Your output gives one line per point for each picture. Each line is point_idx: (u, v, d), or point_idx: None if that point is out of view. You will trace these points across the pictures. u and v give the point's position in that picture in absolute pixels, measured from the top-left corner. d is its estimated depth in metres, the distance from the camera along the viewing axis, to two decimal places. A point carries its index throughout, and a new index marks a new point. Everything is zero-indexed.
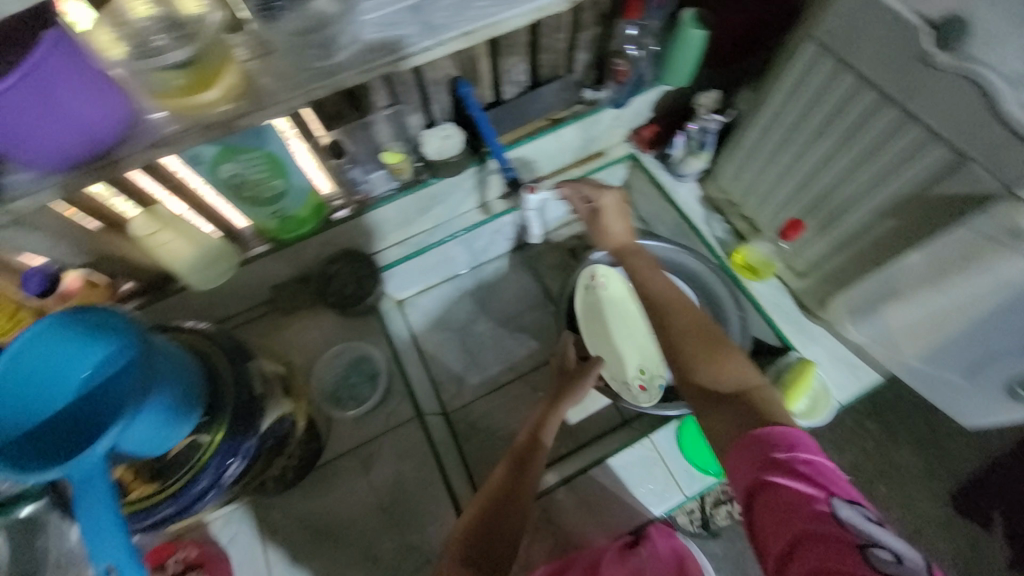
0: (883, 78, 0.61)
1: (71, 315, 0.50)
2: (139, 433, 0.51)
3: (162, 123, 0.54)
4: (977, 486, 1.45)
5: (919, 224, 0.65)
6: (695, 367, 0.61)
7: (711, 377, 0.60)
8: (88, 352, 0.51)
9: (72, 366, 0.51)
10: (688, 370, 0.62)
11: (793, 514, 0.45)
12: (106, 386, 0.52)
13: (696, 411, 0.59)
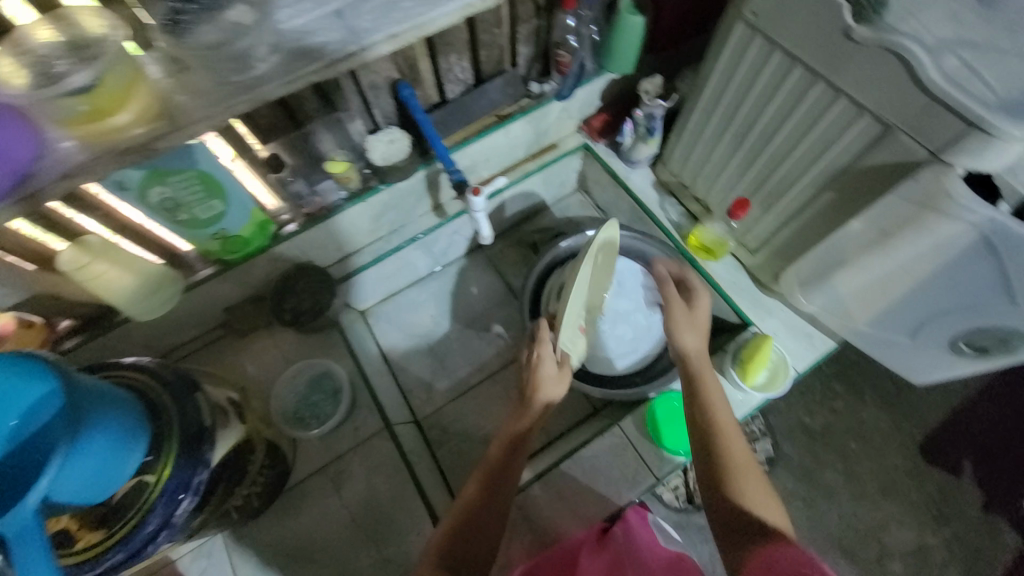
0: (810, 55, 0.62)
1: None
2: (74, 481, 0.48)
3: (72, 152, 0.51)
4: (943, 435, 1.52)
5: (856, 195, 0.67)
6: (738, 494, 0.63)
7: (748, 507, 0.62)
8: (15, 398, 0.47)
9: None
10: (728, 491, 0.64)
11: None
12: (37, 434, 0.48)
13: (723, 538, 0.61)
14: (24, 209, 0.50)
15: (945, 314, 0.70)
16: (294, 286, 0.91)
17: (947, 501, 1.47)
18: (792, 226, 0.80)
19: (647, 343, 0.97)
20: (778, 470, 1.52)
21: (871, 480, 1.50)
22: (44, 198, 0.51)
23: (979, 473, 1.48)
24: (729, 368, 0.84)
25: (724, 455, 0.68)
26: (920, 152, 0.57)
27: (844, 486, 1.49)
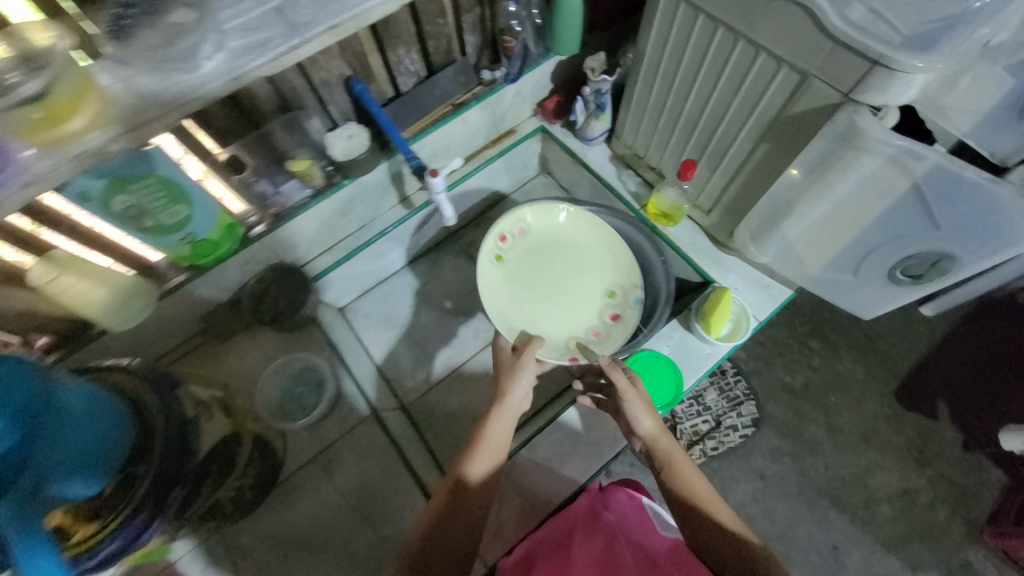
0: (728, 15, 0.67)
1: None
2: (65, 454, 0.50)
3: (30, 160, 0.52)
4: (917, 380, 1.59)
5: (787, 143, 0.72)
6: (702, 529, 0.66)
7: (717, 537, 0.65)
8: None
9: None
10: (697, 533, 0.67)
11: None
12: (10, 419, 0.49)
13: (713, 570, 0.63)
14: None
15: (881, 247, 0.75)
16: (272, 287, 0.95)
17: (925, 441, 1.54)
18: (737, 182, 0.84)
19: None
20: (764, 430, 1.58)
21: (852, 429, 1.56)
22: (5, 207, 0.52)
23: (954, 411, 1.55)
24: (695, 323, 0.89)
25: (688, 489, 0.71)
26: (834, 94, 0.62)
27: (827, 438, 1.56)
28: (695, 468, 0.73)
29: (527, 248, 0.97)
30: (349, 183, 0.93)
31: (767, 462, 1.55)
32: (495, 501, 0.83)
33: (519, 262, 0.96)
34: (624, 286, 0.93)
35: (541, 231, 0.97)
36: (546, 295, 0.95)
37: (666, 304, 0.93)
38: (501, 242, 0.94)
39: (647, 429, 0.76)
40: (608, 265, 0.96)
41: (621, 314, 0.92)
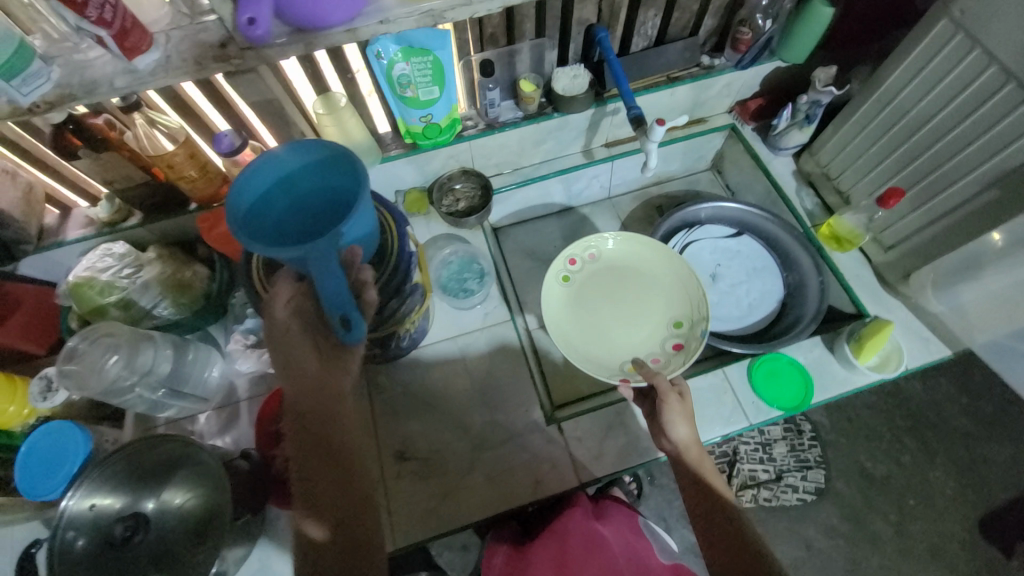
0: (1011, 52, 0.67)
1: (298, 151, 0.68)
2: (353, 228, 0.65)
3: (386, 4, 0.64)
4: (1019, 520, 1.44)
5: (1020, 195, 0.71)
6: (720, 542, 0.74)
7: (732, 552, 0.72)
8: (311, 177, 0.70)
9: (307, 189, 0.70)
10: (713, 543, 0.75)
11: None
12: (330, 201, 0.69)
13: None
14: (346, 38, 0.64)
15: None
16: (456, 185, 1.07)
17: None
18: (939, 224, 0.84)
19: (761, 310, 1.05)
20: (825, 503, 1.51)
21: (926, 540, 1.45)
22: (361, 35, 0.64)
23: None
24: (842, 344, 0.89)
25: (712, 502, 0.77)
26: None
27: (892, 537, 1.46)
28: (721, 481, 0.77)
29: (594, 268, 1.01)
30: (557, 117, 1.01)
31: (819, 535, 1.48)
32: (600, 433, 0.88)
33: (584, 284, 1.01)
34: (691, 317, 0.94)
35: (610, 257, 1.02)
36: (605, 318, 0.99)
37: (812, 321, 0.95)
38: (569, 264, 1.01)
39: (681, 439, 0.77)
40: (676, 297, 0.97)
41: (685, 344, 0.92)
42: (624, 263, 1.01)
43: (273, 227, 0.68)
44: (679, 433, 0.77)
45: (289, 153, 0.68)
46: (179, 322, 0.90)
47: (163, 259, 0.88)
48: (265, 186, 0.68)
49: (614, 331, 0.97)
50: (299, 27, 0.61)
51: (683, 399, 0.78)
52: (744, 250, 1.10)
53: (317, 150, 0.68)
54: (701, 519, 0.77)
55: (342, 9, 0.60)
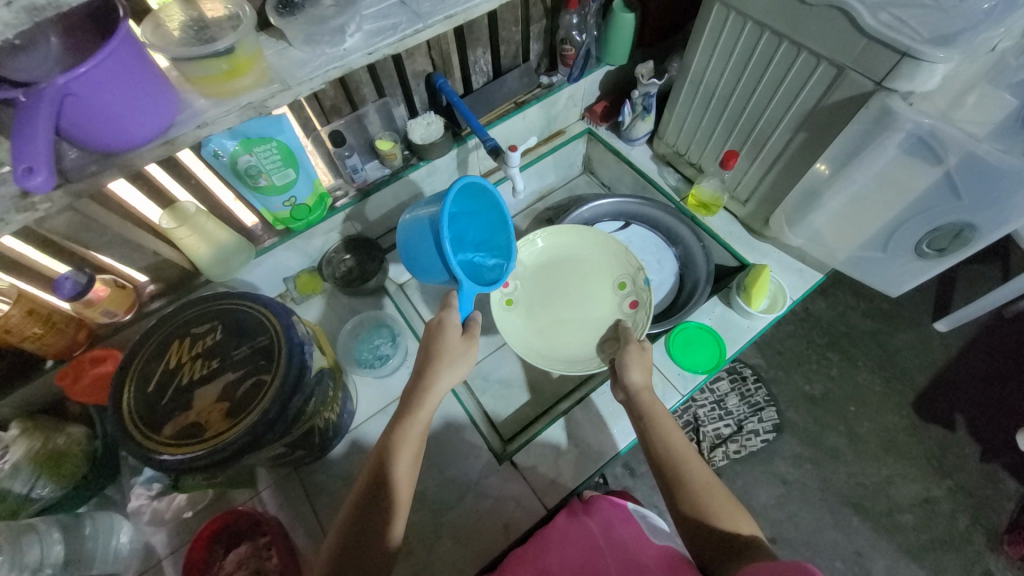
0: (772, 20, 0.78)
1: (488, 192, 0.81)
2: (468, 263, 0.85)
3: (202, 107, 0.63)
4: (934, 393, 1.63)
5: (821, 132, 0.83)
6: (684, 482, 0.70)
7: (694, 493, 0.69)
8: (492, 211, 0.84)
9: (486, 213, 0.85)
10: (677, 486, 0.70)
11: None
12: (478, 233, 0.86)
13: (685, 529, 0.68)
14: (168, 151, 0.62)
15: (909, 221, 0.84)
16: (344, 257, 1.05)
17: (946, 453, 1.56)
18: (774, 171, 0.95)
19: (660, 294, 1.12)
20: (786, 437, 1.61)
21: (874, 438, 1.59)
22: (182, 144, 0.62)
23: (970, 424, 1.59)
24: (736, 297, 0.97)
25: (665, 443, 0.74)
26: (868, 83, 0.73)
27: (848, 446, 1.58)
28: (673, 422, 0.77)
29: (528, 279, 1.08)
30: (424, 164, 1.03)
31: (790, 467, 1.57)
32: (554, 452, 0.88)
33: (524, 297, 1.07)
34: (631, 275, 1.04)
35: (534, 263, 1.09)
36: (562, 313, 1.06)
37: (706, 284, 1.04)
38: (504, 288, 1.06)
39: (634, 382, 0.80)
40: (611, 261, 1.07)
41: (638, 298, 1.01)
42: (549, 263, 1.09)
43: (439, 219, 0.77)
44: (638, 382, 0.80)
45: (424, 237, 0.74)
46: (64, 497, 0.77)
47: (29, 432, 0.77)
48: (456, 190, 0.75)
49: (580, 316, 1.05)
50: (99, 147, 0.57)
51: (641, 349, 0.85)
52: (636, 238, 1.18)
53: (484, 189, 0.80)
54: (659, 465, 0.73)
55: (148, 122, 0.58)
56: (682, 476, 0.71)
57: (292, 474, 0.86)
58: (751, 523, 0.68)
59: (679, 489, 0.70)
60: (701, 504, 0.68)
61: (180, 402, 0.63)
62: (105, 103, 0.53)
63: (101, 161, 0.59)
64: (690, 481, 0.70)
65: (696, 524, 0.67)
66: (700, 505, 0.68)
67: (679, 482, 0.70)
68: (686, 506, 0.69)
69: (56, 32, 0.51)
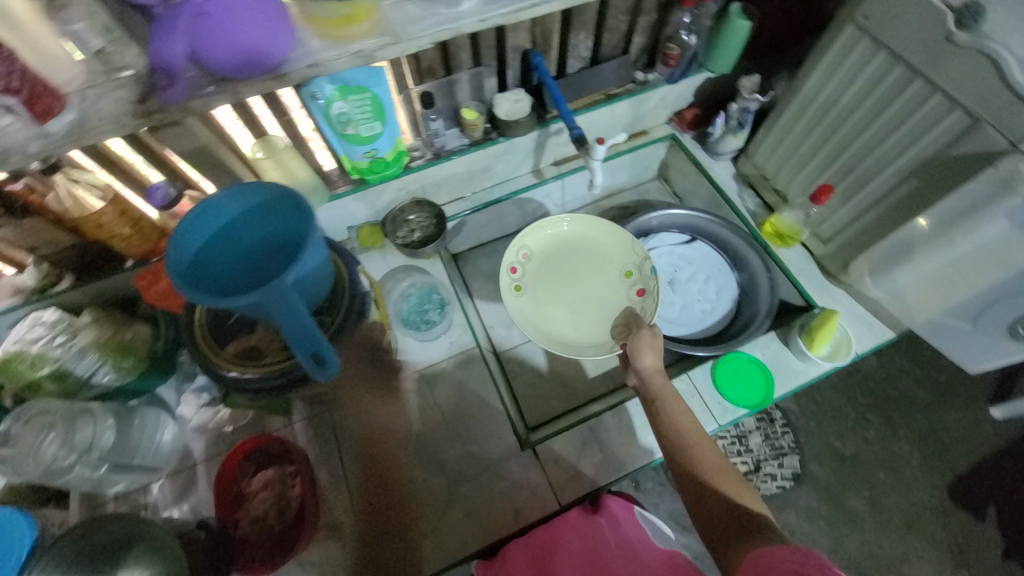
0: (910, 54, 0.72)
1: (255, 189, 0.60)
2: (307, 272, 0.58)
3: (315, 47, 0.63)
4: (976, 479, 1.53)
5: (933, 183, 0.77)
6: (691, 457, 0.71)
7: (699, 467, 0.70)
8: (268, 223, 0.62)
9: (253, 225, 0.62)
10: (685, 462, 0.71)
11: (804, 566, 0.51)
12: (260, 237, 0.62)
13: (693, 506, 0.68)
14: (276, 85, 0.63)
15: (1007, 298, 0.77)
16: (410, 217, 1.06)
17: (974, 543, 1.47)
18: (868, 215, 0.89)
19: (713, 318, 1.09)
20: (804, 488, 1.55)
21: (897, 509, 1.51)
22: (291, 80, 0.64)
23: (1009, 520, 1.48)
24: (796, 338, 0.93)
25: (675, 421, 0.75)
26: (1003, 142, 0.66)
27: (869, 512, 1.51)
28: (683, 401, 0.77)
29: (539, 265, 1.04)
30: (503, 141, 1.02)
31: (802, 519, 1.52)
32: (578, 450, 0.88)
33: (536, 283, 1.03)
34: (638, 263, 1.01)
35: (541, 246, 1.05)
36: (568, 301, 1.03)
37: (766, 317, 0.99)
38: (513, 274, 1.02)
39: (646, 366, 0.81)
40: (617, 250, 1.04)
41: (646, 286, 0.99)
42: (561, 251, 1.05)
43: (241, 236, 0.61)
44: (652, 365, 0.81)
45: (243, 193, 0.59)
46: (122, 388, 0.83)
47: (99, 323, 0.82)
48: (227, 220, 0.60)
49: (594, 305, 1.02)
50: (218, 70, 0.59)
51: (653, 334, 0.85)
52: (698, 254, 1.15)
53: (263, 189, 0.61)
54: (668, 442, 0.74)
55: (265, 53, 0.59)
56: (695, 458, 0.71)
57: (324, 414, 0.89)
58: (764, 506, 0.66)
59: (691, 469, 0.70)
60: (708, 479, 0.68)
61: (245, 324, 0.66)
62: (233, 28, 0.56)
63: (217, 85, 0.61)
64: (698, 458, 0.71)
65: (703, 498, 0.67)
66: (707, 481, 0.68)
67: (690, 463, 0.70)
68: (695, 484, 0.69)
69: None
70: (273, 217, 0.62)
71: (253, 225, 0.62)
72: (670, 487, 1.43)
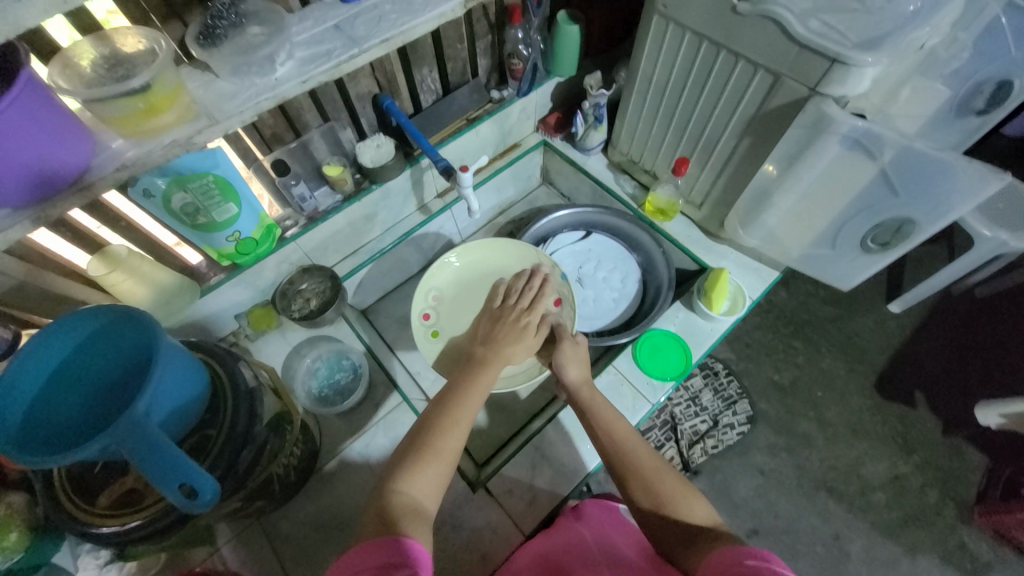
0: (710, 30, 0.79)
1: (80, 318, 0.54)
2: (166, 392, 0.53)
3: (121, 148, 0.59)
4: (896, 371, 1.69)
5: (763, 137, 0.84)
6: (630, 473, 0.70)
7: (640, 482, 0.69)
8: (111, 344, 0.56)
9: (88, 355, 0.55)
10: (625, 480, 0.70)
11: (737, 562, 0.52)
12: (100, 368, 0.56)
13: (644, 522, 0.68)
14: (85, 198, 0.58)
15: (855, 217, 0.87)
16: (301, 286, 1.01)
17: (910, 429, 1.61)
18: (725, 176, 0.96)
19: (624, 303, 1.13)
20: (760, 427, 1.64)
21: (840, 421, 1.64)
22: (101, 189, 0.58)
23: (931, 399, 1.64)
24: (697, 301, 0.98)
25: (609, 433, 0.75)
26: (804, 90, 0.74)
27: (819, 431, 1.62)
28: (611, 407, 0.77)
29: (449, 306, 1.03)
30: (377, 188, 1.00)
31: (765, 457, 1.60)
32: (528, 473, 0.86)
33: (449, 323, 1.01)
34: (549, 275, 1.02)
35: (451, 286, 1.04)
36: None
37: (669, 290, 1.05)
38: (426, 320, 1.01)
39: (573, 379, 0.81)
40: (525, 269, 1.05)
41: (560, 296, 0.99)
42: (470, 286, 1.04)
43: (82, 373, 0.55)
44: (578, 377, 0.82)
45: (71, 324, 0.54)
46: (11, 570, 0.67)
47: None
48: (52, 361, 0.53)
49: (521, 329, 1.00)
50: (4, 201, 0.53)
51: (574, 342, 0.85)
52: (598, 247, 1.19)
53: (90, 314, 0.55)
54: (608, 457, 0.73)
55: (60, 167, 0.54)
56: (636, 470, 0.70)
57: (254, 525, 0.82)
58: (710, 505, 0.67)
59: (635, 483, 0.69)
60: (654, 492, 0.68)
61: (114, 468, 0.58)
62: (17, 148, 0.49)
63: (10, 216, 0.54)
64: (639, 469, 0.70)
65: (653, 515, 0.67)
66: (652, 492, 0.68)
67: (633, 476, 0.70)
68: (641, 497, 0.68)
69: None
70: (117, 340, 0.56)
71: (94, 356, 0.56)
72: None
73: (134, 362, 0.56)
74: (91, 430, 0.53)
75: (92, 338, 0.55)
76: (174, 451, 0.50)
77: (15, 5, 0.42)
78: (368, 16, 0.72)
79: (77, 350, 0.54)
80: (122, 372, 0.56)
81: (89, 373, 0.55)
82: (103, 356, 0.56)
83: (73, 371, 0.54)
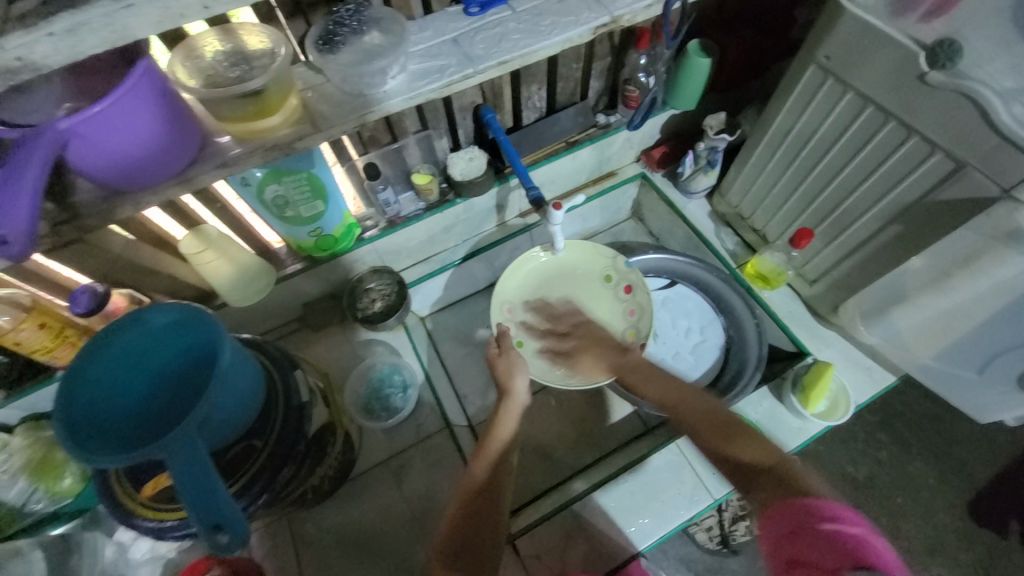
0: (881, 95, 0.66)
1: (163, 311, 0.56)
2: (223, 403, 0.53)
3: (227, 146, 0.59)
4: (994, 494, 1.34)
5: (920, 230, 0.70)
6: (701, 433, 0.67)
7: (717, 441, 0.65)
8: (183, 340, 0.57)
9: (161, 348, 0.57)
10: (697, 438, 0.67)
11: (796, 535, 0.49)
12: (171, 363, 0.57)
13: (728, 479, 0.62)
14: (184, 190, 0.58)
15: (1013, 349, 0.69)
16: (369, 285, 0.99)
17: (997, 564, 1.28)
18: (854, 257, 0.82)
19: (698, 370, 1.04)
20: None
21: (917, 539, 1.31)
22: (201, 182, 0.59)
23: None
24: (789, 394, 0.86)
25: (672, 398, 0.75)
26: (994, 188, 0.60)
27: (890, 542, 1.31)
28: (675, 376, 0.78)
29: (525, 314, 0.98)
30: (461, 202, 0.96)
31: None
32: (560, 543, 0.80)
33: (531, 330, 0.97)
34: (612, 264, 0.99)
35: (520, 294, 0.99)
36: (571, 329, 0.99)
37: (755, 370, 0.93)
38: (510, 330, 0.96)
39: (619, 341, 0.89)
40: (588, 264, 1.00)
41: (630, 283, 0.98)
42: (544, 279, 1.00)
43: (152, 362, 0.57)
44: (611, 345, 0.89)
45: (157, 312, 0.56)
46: (57, 511, 0.77)
47: (32, 444, 0.75)
48: (129, 349, 0.55)
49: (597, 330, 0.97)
50: (110, 184, 0.53)
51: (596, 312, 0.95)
52: (679, 299, 1.09)
53: (171, 308, 0.57)
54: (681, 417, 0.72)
55: (167, 161, 0.55)
56: (701, 426, 0.68)
57: (281, 521, 0.82)
58: (773, 442, 0.61)
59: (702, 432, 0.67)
60: (720, 437, 0.65)
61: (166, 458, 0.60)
62: (120, 140, 0.49)
63: (112, 199, 0.56)
64: (716, 419, 0.68)
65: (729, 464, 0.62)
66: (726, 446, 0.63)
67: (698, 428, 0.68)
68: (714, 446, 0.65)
69: (60, 73, 0.48)
70: (190, 335, 0.57)
71: (169, 343, 0.57)
72: (686, 533, 1.26)
73: (200, 362, 0.57)
74: (149, 429, 0.53)
75: (169, 330, 0.57)
76: (207, 466, 0.49)
77: (125, 12, 0.41)
78: (488, 33, 0.67)
79: (154, 341, 0.56)
80: (188, 370, 0.57)
81: (157, 367, 0.57)
82: (176, 350, 0.57)
83: (144, 363, 0.56)
